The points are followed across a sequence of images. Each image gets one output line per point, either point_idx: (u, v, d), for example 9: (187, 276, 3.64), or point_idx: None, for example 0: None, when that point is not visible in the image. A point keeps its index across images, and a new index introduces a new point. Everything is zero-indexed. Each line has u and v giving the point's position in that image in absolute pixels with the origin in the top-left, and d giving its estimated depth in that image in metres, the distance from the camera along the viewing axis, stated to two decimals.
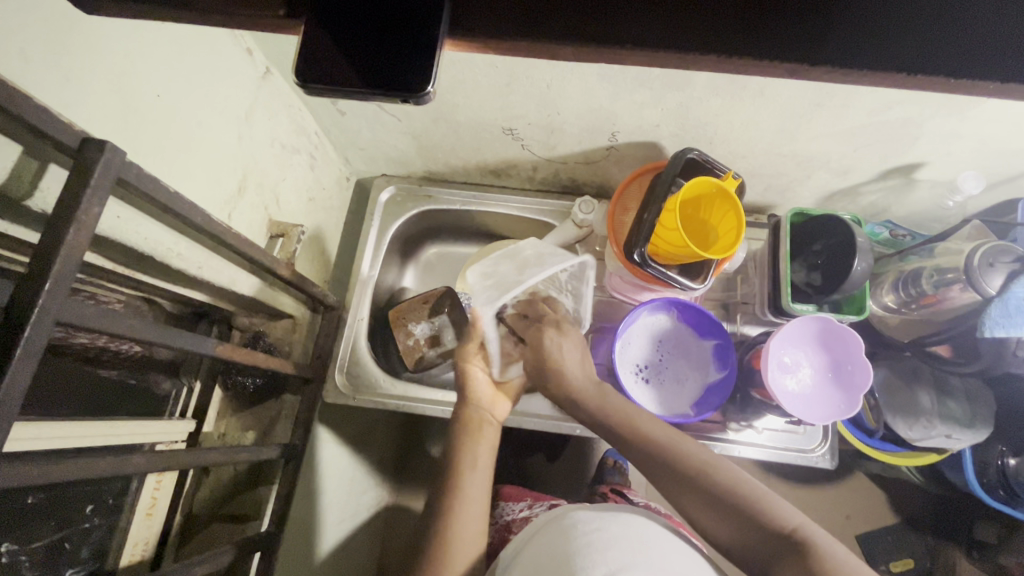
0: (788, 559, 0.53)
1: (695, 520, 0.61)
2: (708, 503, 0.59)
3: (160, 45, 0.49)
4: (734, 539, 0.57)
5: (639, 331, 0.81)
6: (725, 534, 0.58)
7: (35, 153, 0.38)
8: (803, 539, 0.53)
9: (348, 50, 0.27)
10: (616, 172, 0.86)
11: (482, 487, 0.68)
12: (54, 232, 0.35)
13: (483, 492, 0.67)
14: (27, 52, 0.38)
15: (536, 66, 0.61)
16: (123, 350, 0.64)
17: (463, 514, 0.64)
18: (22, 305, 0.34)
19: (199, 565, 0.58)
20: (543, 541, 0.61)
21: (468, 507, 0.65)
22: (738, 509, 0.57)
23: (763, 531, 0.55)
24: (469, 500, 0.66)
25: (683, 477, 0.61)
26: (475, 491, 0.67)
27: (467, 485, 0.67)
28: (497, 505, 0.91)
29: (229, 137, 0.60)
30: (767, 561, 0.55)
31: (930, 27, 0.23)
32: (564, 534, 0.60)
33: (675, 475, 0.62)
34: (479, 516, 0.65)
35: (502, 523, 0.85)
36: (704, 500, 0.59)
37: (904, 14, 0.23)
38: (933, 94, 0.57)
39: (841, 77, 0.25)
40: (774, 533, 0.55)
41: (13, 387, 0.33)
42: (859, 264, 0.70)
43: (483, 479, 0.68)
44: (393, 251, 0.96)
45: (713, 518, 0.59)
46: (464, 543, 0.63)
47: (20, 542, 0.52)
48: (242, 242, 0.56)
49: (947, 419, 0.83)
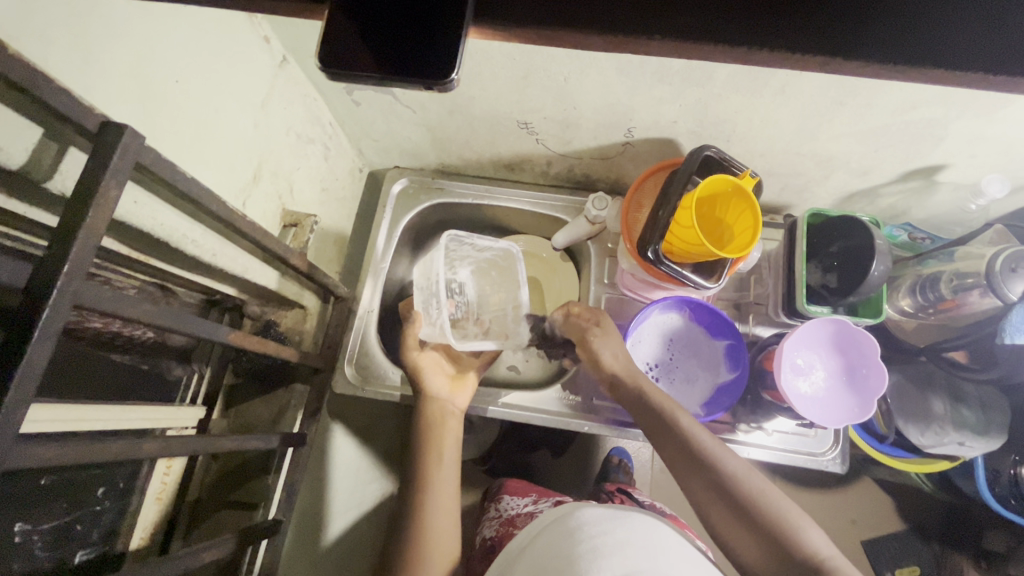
0: None
1: (716, 523, 0.60)
2: (722, 507, 0.60)
3: (181, 29, 0.49)
4: (751, 552, 0.57)
5: (650, 330, 0.81)
6: (741, 542, 0.58)
7: (55, 136, 0.38)
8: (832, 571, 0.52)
9: (375, 43, 0.27)
10: (630, 168, 0.85)
11: (451, 482, 0.70)
12: (73, 215, 0.35)
13: (451, 483, 0.70)
14: (49, 35, 0.37)
15: (554, 59, 0.61)
16: (137, 335, 0.64)
17: (434, 508, 0.67)
18: (41, 286, 0.34)
19: (206, 551, 0.58)
20: (549, 542, 0.59)
21: (439, 501, 0.68)
22: (767, 526, 0.57)
23: (783, 552, 0.55)
24: (439, 490, 0.69)
25: (714, 477, 0.61)
26: (445, 482, 0.70)
27: (436, 478, 0.70)
28: (501, 497, 0.91)
29: (244, 124, 0.60)
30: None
31: (972, 22, 0.23)
32: (568, 535, 0.58)
33: (704, 475, 0.61)
34: (450, 510, 0.68)
35: (507, 515, 0.85)
36: (732, 509, 0.59)
37: (942, 29, 0.23)
38: (960, 94, 0.56)
39: (873, 72, 0.25)
40: (794, 556, 0.54)
41: (32, 367, 0.33)
42: (877, 267, 0.68)
43: (451, 471, 0.71)
44: (404, 244, 0.96)
45: (729, 528, 0.59)
46: (440, 537, 0.65)
47: (34, 521, 0.53)
48: (257, 231, 0.56)
49: (960, 426, 0.84)
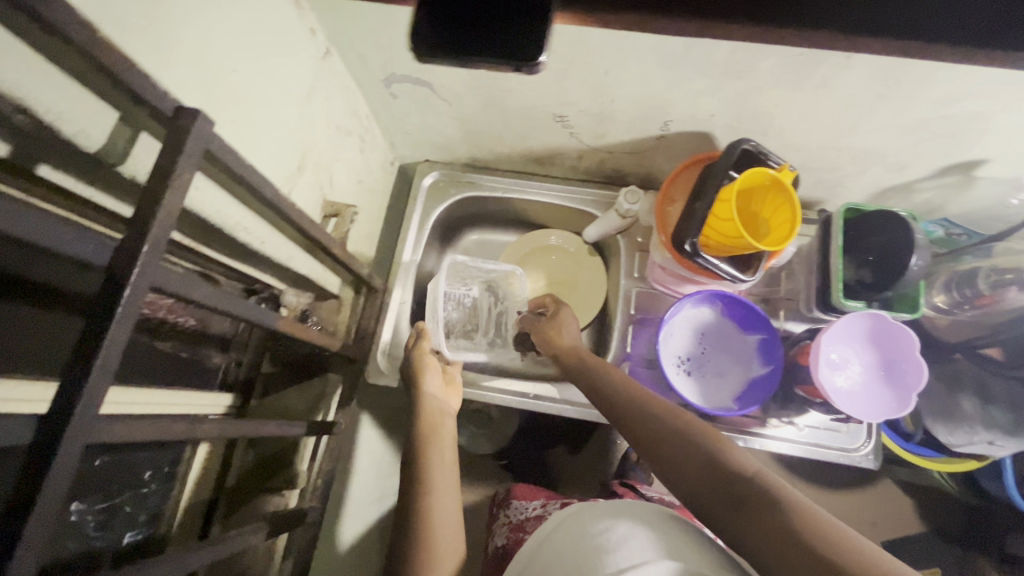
0: (745, 495, 0.50)
1: (659, 466, 0.58)
2: (659, 443, 0.59)
3: (240, 21, 0.49)
4: (692, 481, 0.54)
5: (682, 324, 0.81)
6: (680, 475, 0.55)
7: (129, 120, 0.39)
8: (765, 479, 0.50)
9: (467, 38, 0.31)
10: (663, 162, 0.85)
11: (453, 484, 0.65)
12: (149, 198, 0.36)
13: (453, 484, 0.65)
14: (127, 23, 0.38)
15: (597, 51, 0.61)
16: (181, 322, 0.66)
17: (438, 500, 0.62)
18: (121, 266, 0.34)
19: (252, 534, 0.59)
20: (560, 545, 0.56)
21: (440, 494, 0.63)
22: (703, 450, 0.55)
23: (721, 472, 0.52)
24: (439, 481, 0.64)
25: (653, 415, 0.61)
26: (446, 478, 0.65)
27: (437, 475, 0.64)
28: (510, 504, 0.92)
29: (291, 115, 0.61)
30: (722, 500, 0.51)
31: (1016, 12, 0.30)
32: (578, 537, 0.55)
33: (643, 415, 0.62)
34: (454, 509, 0.63)
35: (514, 524, 0.85)
36: (668, 441, 0.58)
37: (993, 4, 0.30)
38: (1008, 86, 0.56)
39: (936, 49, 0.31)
40: (730, 473, 0.52)
41: (114, 344, 0.34)
42: (916, 262, 0.69)
43: (452, 472, 0.66)
44: (434, 237, 0.97)
45: (669, 462, 0.57)
46: (443, 530, 0.60)
47: (88, 502, 0.54)
48: (304, 220, 0.57)
49: (989, 425, 0.82)
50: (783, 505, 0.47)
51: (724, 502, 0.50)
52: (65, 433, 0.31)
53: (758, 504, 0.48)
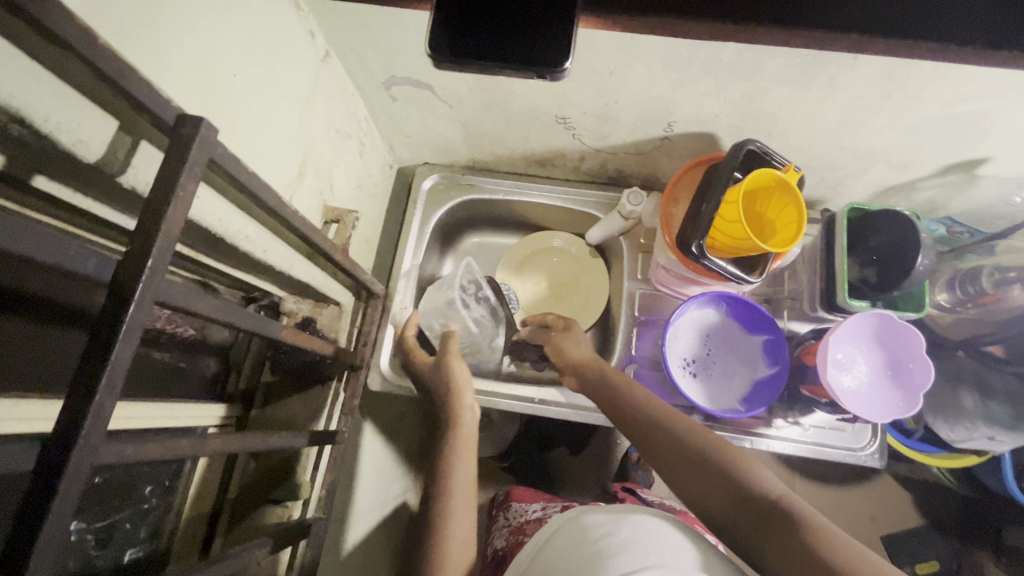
0: (767, 519, 0.51)
1: (679, 483, 0.59)
2: (678, 460, 0.59)
3: (241, 25, 0.48)
4: (714, 501, 0.55)
5: (687, 325, 0.81)
6: (702, 494, 0.56)
7: (128, 128, 0.38)
8: (787, 502, 0.51)
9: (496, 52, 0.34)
10: (666, 163, 0.84)
11: (471, 501, 0.67)
12: (153, 210, 0.35)
13: (469, 499, 0.66)
14: (127, 29, 0.37)
15: (603, 52, 0.61)
16: (181, 332, 0.64)
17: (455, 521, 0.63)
18: (126, 281, 0.33)
19: (257, 548, 0.58)
20: (562, 545, 0.54)
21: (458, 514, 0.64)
22: (724, 469, 0.56)
23: (743, 494, 0.53)
24: (455, 501, 0.65)
25: (672, 431, 0.62)
26: (464, 495, 0.66)
27: (455, 494, 0.66)
28: (512, 505, 0.91)
29: (291, 120, 0.60)
30: (745, 523, 0.52)
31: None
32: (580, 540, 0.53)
33: (661, 429, 0.62)
34: (470, 526, 0.64)
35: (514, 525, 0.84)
36: (688, 459, 0.58)
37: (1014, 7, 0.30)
38: (1013, 86, 0.56)
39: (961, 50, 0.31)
40: (753, 496, 0.53)
41: (118, 363, 0.32)
42: (921, 262, 0.69)
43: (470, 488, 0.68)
44: (433, 240, 0.96)
45: (690, 480, 0.57)
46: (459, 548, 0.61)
47: (88, 520, 0.53)
48: (306, 226, 0.55)
49: (989, 420, 0.82)
50: (807, 529, 0.48)
51: (747, 525, 0.52)
52: (70, 455, 0.30)
53: (780, 529, 0.49)
